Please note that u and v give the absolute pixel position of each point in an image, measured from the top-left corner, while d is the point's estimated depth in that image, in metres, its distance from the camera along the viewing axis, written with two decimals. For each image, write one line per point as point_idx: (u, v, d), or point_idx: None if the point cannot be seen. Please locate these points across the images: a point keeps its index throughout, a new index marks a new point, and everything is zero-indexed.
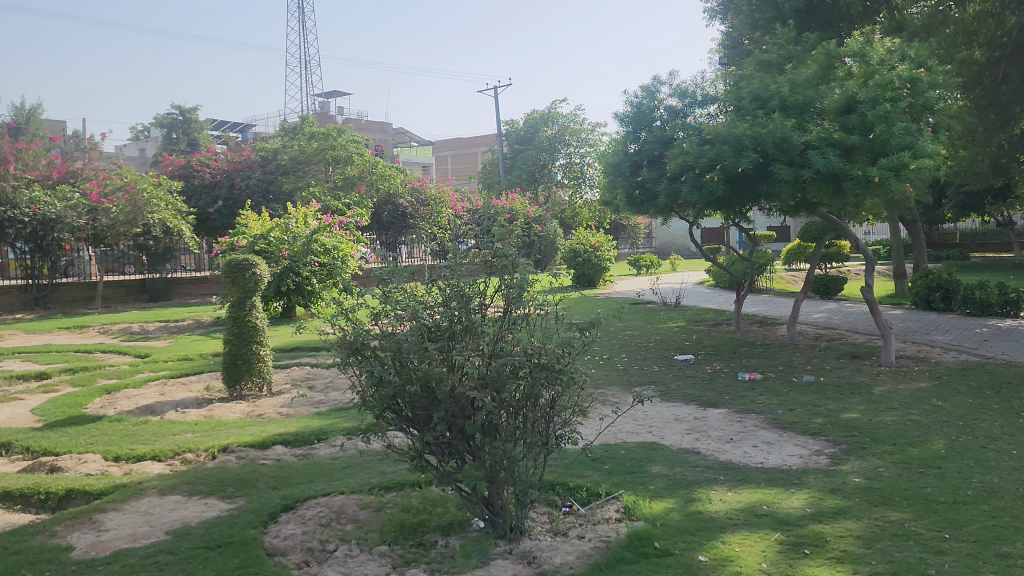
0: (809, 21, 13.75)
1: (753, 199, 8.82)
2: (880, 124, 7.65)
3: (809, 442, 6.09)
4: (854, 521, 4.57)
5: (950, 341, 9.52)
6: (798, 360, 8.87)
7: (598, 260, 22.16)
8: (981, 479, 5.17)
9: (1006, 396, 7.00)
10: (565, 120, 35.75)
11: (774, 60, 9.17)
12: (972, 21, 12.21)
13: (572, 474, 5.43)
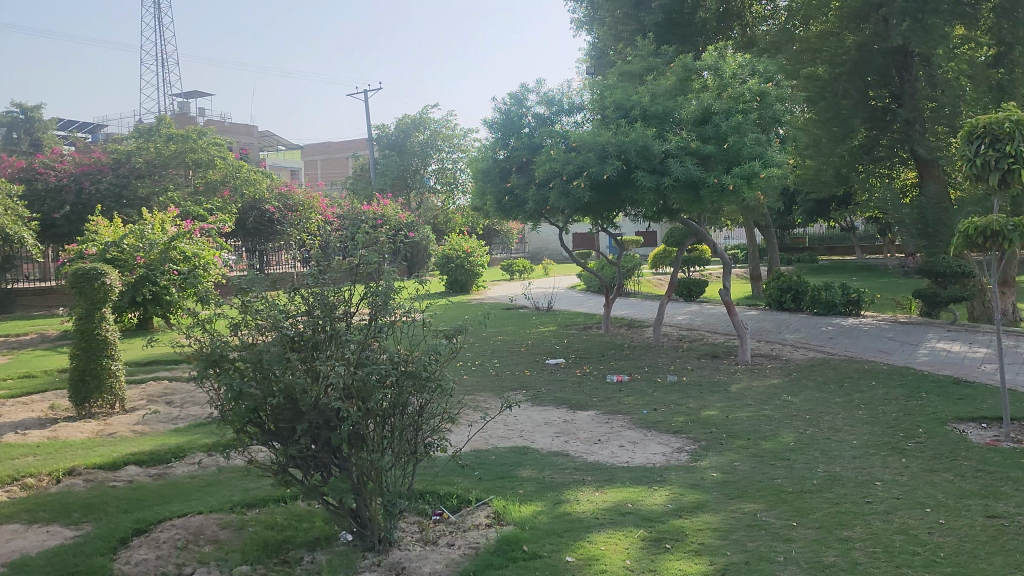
0: (670, 35, 14.31)
1: (619, 206, 9.08)
2: (732, 135, 8.11)
3: (672, 440, 6.32)
4: (711, 514, 4.77)
5: (800, 339, 10.12)
6: (662, 361, 9.19)
7: (472, 266, 22.24)
8: (826, 469, 5.51)
9: (849, 390, 7.50)
10: (436, 125, 35.62)
11: (635, 71, 9.46)
12: (815, 40, 13.17)
13: (442, 482, 5.40)
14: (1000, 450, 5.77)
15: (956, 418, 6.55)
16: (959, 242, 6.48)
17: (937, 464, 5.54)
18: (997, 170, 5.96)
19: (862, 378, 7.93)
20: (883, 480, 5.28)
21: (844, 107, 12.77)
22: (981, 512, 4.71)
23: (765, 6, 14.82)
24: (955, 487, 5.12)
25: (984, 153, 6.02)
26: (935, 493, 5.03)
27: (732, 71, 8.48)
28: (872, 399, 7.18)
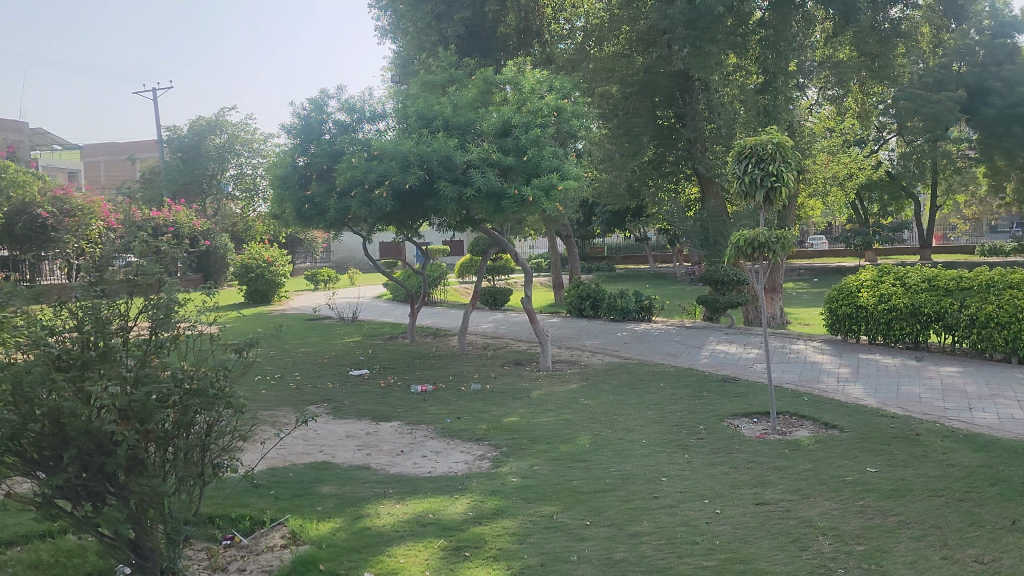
0: (471, 47, 14.63)
1: (422, 215, 9.09)
2: (531, 148, 8.37)
3: (474, 448, 6.39)
4: (509, 519, 4.86)
5: (597, 345, 10.60)
6: (467, 369, 9.29)
7: (273, 276, 21.40)
8: (618, 468, 5.79)
9: (640, 392, 7.94)
10: (234, 129, 34.00)
11: (438, 82, 9.53)
12: (608, 60, 13.88)
13: (235, 504, 5.12)
14: (769, 442, 6.33)
15: (732, 414, 7.11)
16: (732, 252, 7.03)
17: (715, 458, 5.97)
18: (762, 188, 6.54)
19: (651, 380, 8.42)
20: (668, 476, 5.61)
21: (635, 125, 13.60)
22: (751, 500, 5.13)
23: (563, 25, 15.40)
24: (731, 479, 5.54)
25: (751, 171, 6.59)
26: (714, 485, 5.42)
27: (530, 86, 8.76)
28: (660, 400, 7.62)
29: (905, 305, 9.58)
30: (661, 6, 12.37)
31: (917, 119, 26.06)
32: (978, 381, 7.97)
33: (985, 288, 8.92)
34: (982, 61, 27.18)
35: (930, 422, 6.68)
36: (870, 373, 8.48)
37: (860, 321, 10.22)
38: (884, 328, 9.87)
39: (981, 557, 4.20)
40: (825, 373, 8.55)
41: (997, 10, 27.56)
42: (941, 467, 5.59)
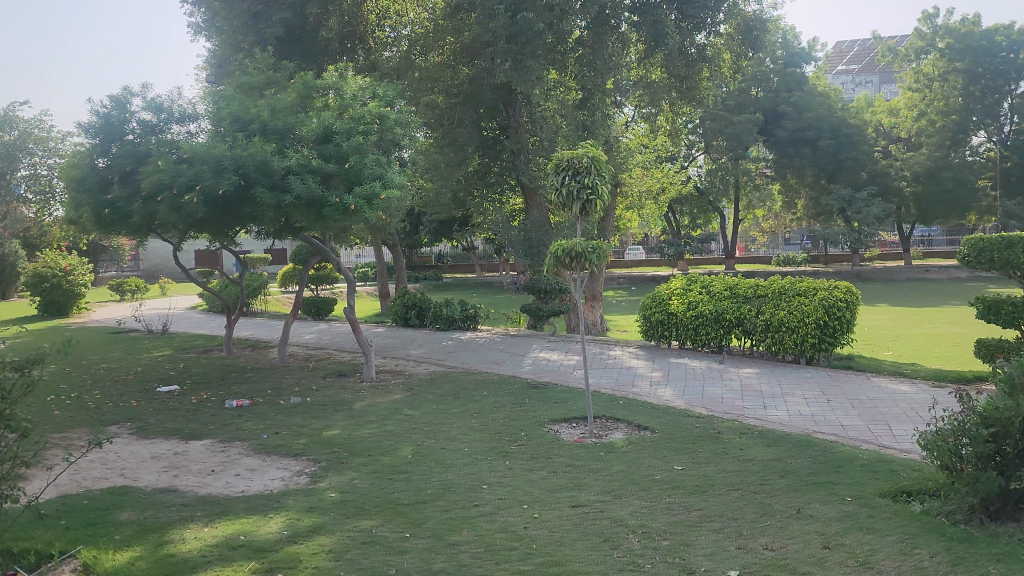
0: (291, 50, 14.24)
1: (237, 223, 8.71)
2: (353, 155, 8.23)
3: (291, 464, 6.17)
4: (326, 536, 4.72)
5: (422, 354, 10.57)
6: (286, 382, 8.96)
7: (71, 286, 19.74)
8: (439, 478, 5.78)
9: (463, 401, 7.98)
10: (26, 126, 31.10)
11: (254, 84, 9.18)
12: (433, 70, 13.95)
13: (18, 538, 4.64)
14: (586, 445, 6.56)
15: (552, 420, 7.31)
16: (551, 262, 7.23)
17: (534, 464, 6.10)
18: (578, 200, 6.77)
19: (475, 389, 8.50)
20: (489, 483, 5.67)
21: (460, 135, 13.73)
22: (568, 503, 5.28)
23: (388, 32, 15.34)
24: (549, 483, 5.67)
25: (567, 183, 6.81)
26: (532, 490, 5.53)
27: (352, 93, 8.63)
28: (483, 408, 7.71)
29: (710, 312, 10.25)
30: (484, 19, 12.58)
31: (720, 139, 28.57)
32: (772, 381, 8.67)
33: (778, 295, 9.73)
34: (776, 88, 30.01)
35: (730, 420, 7.18)
36: (679, 376, 9.00)
37: (670, 327, 10.82)
38: (691, 333, 10.51)
39: (771, 544, 4.54)
40: (639, 377, 8.99)
41: (788, 41, 29.87)
42: (739, 462, 6.02)
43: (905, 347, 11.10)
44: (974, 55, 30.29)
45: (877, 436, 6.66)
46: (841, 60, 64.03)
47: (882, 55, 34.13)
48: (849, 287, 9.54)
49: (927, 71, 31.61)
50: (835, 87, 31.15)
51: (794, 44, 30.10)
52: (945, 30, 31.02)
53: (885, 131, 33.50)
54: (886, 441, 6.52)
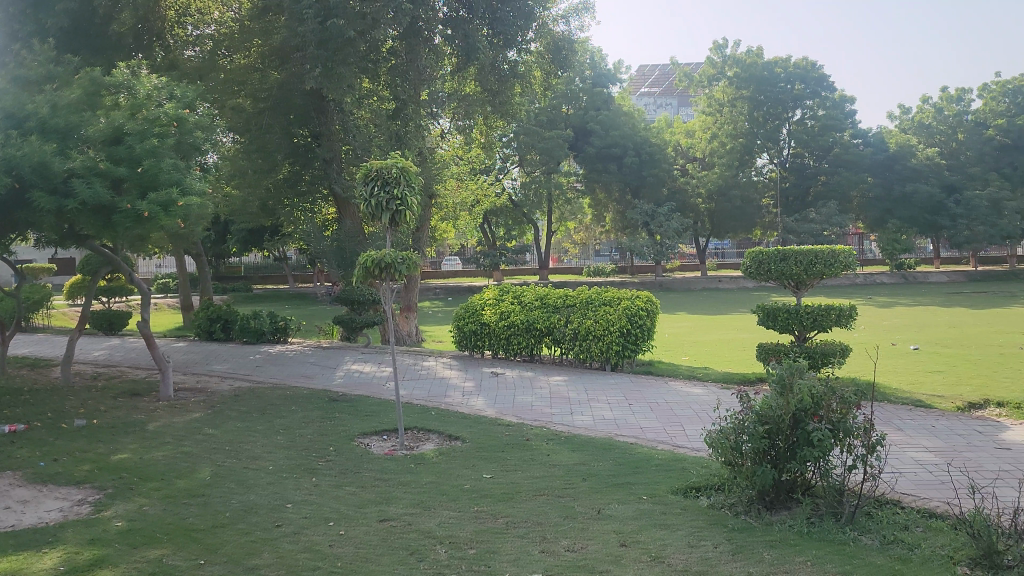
0: (77, 43, 13.15)
1: (10, 229, 7.90)
2: (148, 159, 7.72)
3: (71, 493, 5.65)
4: (109, 570, 4.35)
5: (226, 370, 10.06)
6: (70, 404, 8.21)
7: None
8: (239, 499, 5.51)
9: (269, 418, 7.66)
10: None
11: (32, 77, 8.39)
12: (239, 74, 13.39)
13: None
14: (396, 457, 6.50)
15: (362, 433, 7.19)
16: (359, 272, 7.11)
17: (342, 479, 5.95)
18: (388, 211, 6.73)
19: (282, 404, 8.20)
20: (293, 502, 5.47)
21: (268, 141, 13.28)
22: (375, 518, 5.19)
23: (189, 31, 14.73)
24: (356, 498, 5.56)
25: (376, 194, 6.75)
26: (338, 506, 5.40)
27: (146, 92, 8.10)
28: (290, 424, 7.45)
29: (521, 322, 10.51)
30: (292, 23, 12.24)
31: (533, 153, 29.49)
32: (579, 387, 9.01)
33: (584, 304, 10.16)
34: (585, 106, 31.17)
35: (538, 427, 7.38)
36: (490, 386, 9.14)
37: (483, 337, 10.97)
38: (504, 342, 10.72)
39: (572, 546, 4.69)
40: (451, 388, 9.02)
41: (596, 62, 31.23)
42: (545, 467, 6.19)
43: (700, 352, 11.94)
44: (757, 84, 33.32)
45: (672, 437, 7.09)
46: (644, 83, 68.16)
47: (679, 80, 36.60)
48: (649, 296, 10.17)
49: (718, 96, 34.33)
50: (638, 107, 33.02)
51: (601, 65, 31.49)
52: (734, 60, 34.01)
53: (683, 150, 35.93)
54: (679, 441, 6.96)
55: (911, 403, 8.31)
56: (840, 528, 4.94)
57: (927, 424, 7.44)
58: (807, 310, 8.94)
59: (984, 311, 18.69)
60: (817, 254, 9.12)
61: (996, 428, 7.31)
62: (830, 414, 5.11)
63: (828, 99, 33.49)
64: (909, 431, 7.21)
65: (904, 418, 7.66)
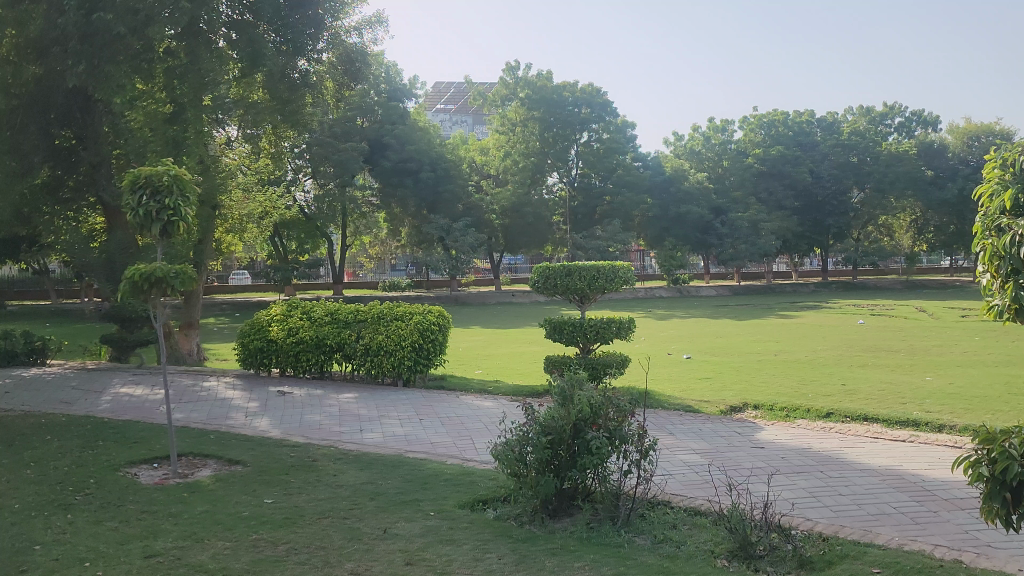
0: None
1: None
2: None
3: None
4: None
5: None
6: None
7: None
8: None
9: (17, 450, 6.85)
10: None
11: None
12: None
13: None
14: (167, 487, 6.04)
15: (129, 462, 6.62)
16: (126, 287, 6.55)
17: (102, 515, 5.44)
18: (158, 221, 6.27)
19: (34, 433, 7.36)
20: (42, 543, 4.91)
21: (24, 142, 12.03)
22: (138, 554, 4.77)
23: None
24: (116, 535, 5.08)
25: (145, 204, 6.26)
26: (95, 544, 4.91)
27: None
28: (44, 455, 6.71)
29: (311, 337, 10.19)
30: (51, 14, 11.23)
31: (327, 165, 28.84)
32: (370, 404, 8.84)
33: (376, 319, 10.03)
34: (380, 119, 30.80)
35: (325, 447, 7.16)
36: (276, 406, 8.74)
37: (271, 354, 10.51)
38: (293, 359, 10.33)
39: (356, 569, 4.57)
40: (233, 409, 8.53)
41: (391, 76, 31.09)
42: (330, 489, 5.99)
43: (492, 365, 12.16)
44: (547, 106, 34.73)
45: (462, 451, 7.13)
46: (439, 100, 69.04)
47: (474, 99, 37.31)
48: (441, 311, 10.27)
49: (510, 116, 35.31)
50: (433, 123, 33.28)
51: (396, 81, 31.36)
52: (525, 82, 35.18)
53: (478, 167, 36.61)
54: (469, 454, 7.01)
55: (682, 408, 8.94)
56: (616, 531, 5.17)
57: (696, 428, 8.02)
58: (590, 323, 9.37)
59: (744, 322, 20.59)
60: (599, 269, 9.62)
61: (752, 428, 8.02)
62: (607, 422, 5.35)
63: (612, 123, 35.68)
64: (679, 435, 7.73)
65: (674, 423, 8.20)
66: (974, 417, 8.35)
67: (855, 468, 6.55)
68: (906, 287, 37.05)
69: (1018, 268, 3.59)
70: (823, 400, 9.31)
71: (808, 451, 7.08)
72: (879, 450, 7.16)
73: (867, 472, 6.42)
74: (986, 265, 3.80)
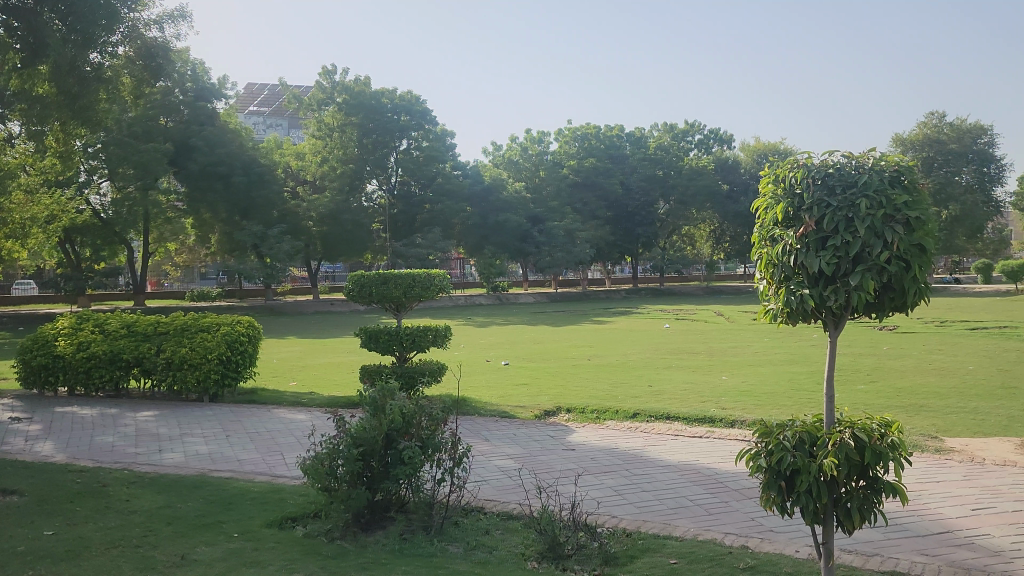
0: None
1: None
2: None
3: None
4: None
5: None
6: None
7: None
8: None
9: None
10: None
11: None
12: None
13: None
14: None
15: None
16: None
17: None
18: None
19: None
20: None
21: None
22: None
23: None
24: None
25: None
26: None
27: None
28: None
29: (103, 352, 9.46)
30: None
31: (126, 167, 26.78)
32: (171, 423, 8.29)
33: (179, 331, 9.49)
34: (186, 120, 29.03)
35: (118, 470, 6.64)
36: (62, 428, 7.99)
37: (57, 371, 9.61)
38: (82, 377, 9.53)
39: None
40: (11, 434, 7.71)
41: (197, 75, 29.42)
42: (122, 516, 5.55)
43: (307, 377, 11.76)
44: (365, 112, 34.28)
45: (271, 467, 6.85)
46: (251, 101, 66.07)
47: (288, 101, 35.99)
48: (250, 322, 9.92)
49: (327, 121, 34.58)
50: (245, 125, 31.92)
51: (204, 79, 29.68)
52: (343, 87, 34.59)
53: (293, 172, 35.35)
54: (279, 470, 6.74)
55: (498, 414, 9.08)
56: (429, 540, 5.13)
57: (510, 433, 8.16)
58: (406, 331, 9.31)
59: (559, 329, 21.25)
60: (415, 276, 9.60)
61: (564, 432, 8.28)
62: (420, 431, 5.32)
63: (431, 131, 35.97)
64: (494, 440, 7.84)
65: (490, 429, 8.31)
66: (761, 412, 9.09)
67: (657, 465, 6.93)
68: (707, 293, 39.90)
69: (789, 274, 3.94)
70: (630, 402, 9.79)
71: (615, 451, 7.40)
72: (679, 446, 7.62)
73: (667, 468, 6.80)
74: (763, 272, 4.14)
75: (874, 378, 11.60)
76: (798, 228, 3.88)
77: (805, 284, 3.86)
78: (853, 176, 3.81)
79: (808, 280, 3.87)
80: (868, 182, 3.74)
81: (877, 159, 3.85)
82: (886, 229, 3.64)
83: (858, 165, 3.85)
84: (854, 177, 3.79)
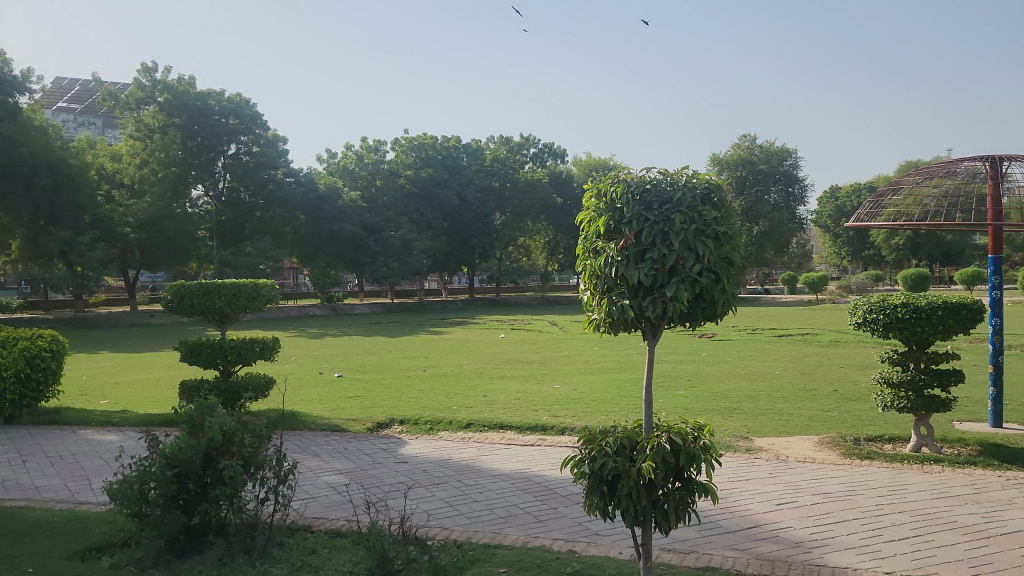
0: None
1: None
2: None
3: None
4: None
5: None
6: None
7: None
8: None
9: None
10: None
11: None
12: None
13: None
14: None
15: None
16: None
17: None
18: None
19: None
20: None
21: None
22: None
23: None
24: None
25: None
26: None
27: None
28: None
29: None
30: None
31: None
32: None
33: None
34: None
35: None
36: None
37: None
38: None
39: None
40: None
41: None
42: None
43: (120, 394, 10.95)
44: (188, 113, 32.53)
45: (74, 493, 6.30)
46: (59, 98, 61.14)
47: (102, 99, 33.52)
48: (54, 336, 9.15)
49: (148, 121, 32.47)
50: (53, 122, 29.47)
51: (3, 71, 27.15)
52: (164, 86, 32.63)
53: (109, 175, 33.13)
54: (83, 496, 6.21)
55: (328, 428, 8.83)
56: (250, 564, 4.88)
57: (340, 447, 7.96)
58: (230, 344, 8.89)
59: (393, 339, 20.99)
60: (240, 288, 9.19)
61: (396, 444, 8.17)
62: (242, 449, 5.04)
63: (262, 136, 34.75)
64: (324, 455, 7.61)
65: (320, 444, 8.07)
66: (589, 419, 9.38)
67: (488, 475, 6.97)
68: (541, 303, 41.06)
69: (610, 285, 4.06)
70: (465, 412, 9.82)
71: (447, 462, 7.37)
72: (511, 455, 7.71)
73: (498, 478, 6.85)
74: (587, 283, 4.24)
75: (693, 383, 12.30)
76: (620, 240, 4.01)
77: (626, 295, 3.99)
78: (668, 192, 4.00)
79: (627, 290, 4.01)
80: (682, 198, 3.94)
81: (689, 176, 4.05)
82: (697, 243, 3.85)
83: (673, 181, 4.04)
84: (668, 194, 3.98)
